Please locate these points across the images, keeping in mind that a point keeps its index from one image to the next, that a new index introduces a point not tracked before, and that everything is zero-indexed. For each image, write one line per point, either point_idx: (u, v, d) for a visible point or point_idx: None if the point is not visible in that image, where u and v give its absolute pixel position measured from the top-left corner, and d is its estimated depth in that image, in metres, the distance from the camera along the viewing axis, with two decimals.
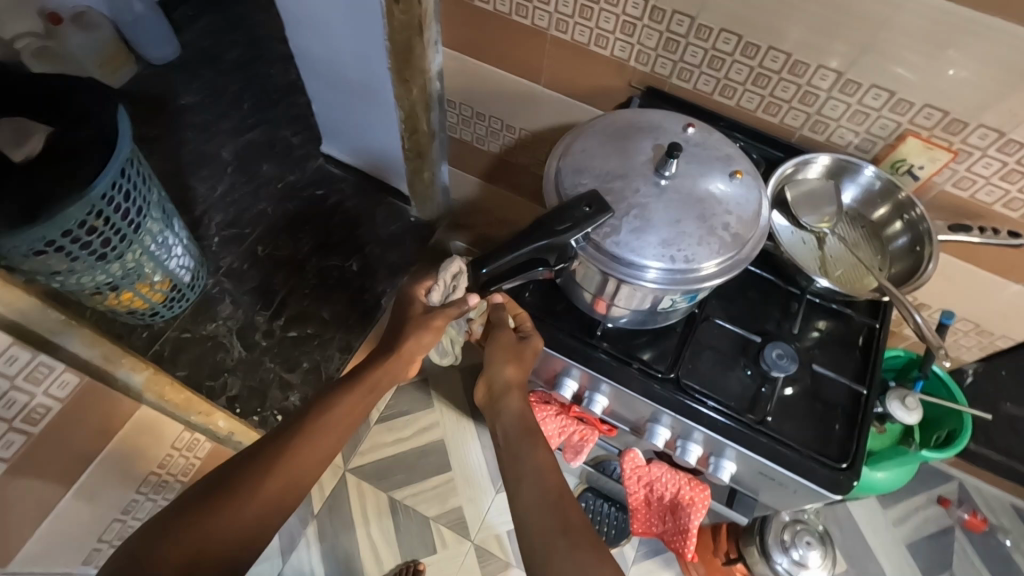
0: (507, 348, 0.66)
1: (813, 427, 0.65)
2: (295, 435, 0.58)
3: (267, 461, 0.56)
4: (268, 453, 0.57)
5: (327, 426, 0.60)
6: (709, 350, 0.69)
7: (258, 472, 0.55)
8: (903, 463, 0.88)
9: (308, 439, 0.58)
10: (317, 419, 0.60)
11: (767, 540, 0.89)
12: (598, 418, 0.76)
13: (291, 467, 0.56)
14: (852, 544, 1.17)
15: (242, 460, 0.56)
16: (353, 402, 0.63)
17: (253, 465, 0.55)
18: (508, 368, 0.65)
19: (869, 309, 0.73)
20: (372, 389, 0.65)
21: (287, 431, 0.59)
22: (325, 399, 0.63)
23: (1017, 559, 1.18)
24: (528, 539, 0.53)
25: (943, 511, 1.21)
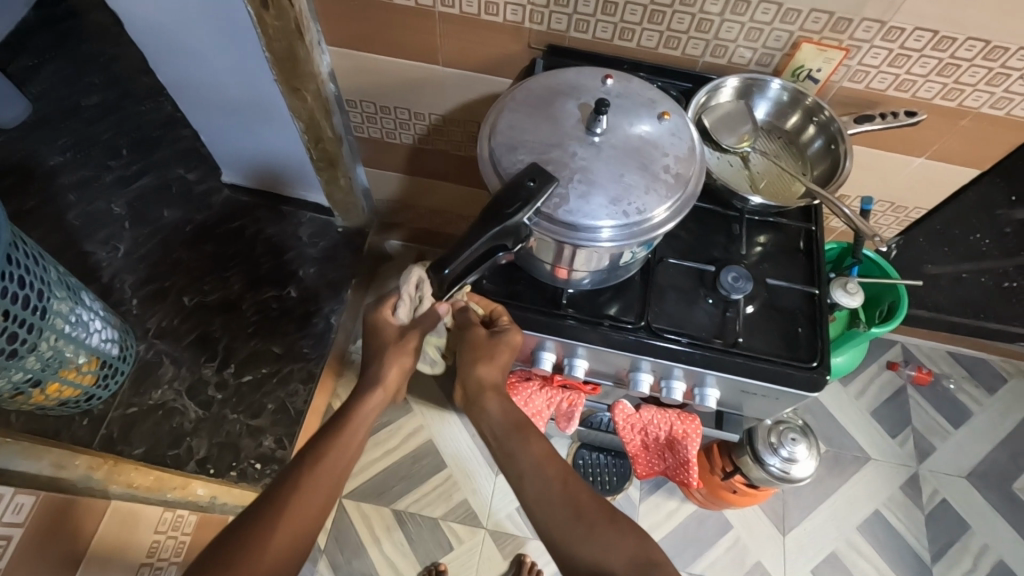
0: (482, 348, 0.65)
1: (781, 337, 0.69)
2: (292, 489, 0.55)
3: (266, 523, 0.53)
4: (267, 514, 0.53)
5: (324, 467, 0.58)
6: (670, 289, 0.71)
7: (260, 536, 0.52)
8: (857, 344, 0.94)
9: (307, 487, 0.56)
10: (312, 464, 0.58)
11: (757, 447, 0.94)
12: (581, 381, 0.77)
13: (288, 528, 0.53)
14: (826, 426, 1.26)
15: (242, 524, 0.53)
16: (343, 445, 0.60)
17: (253, 530, 0.52)
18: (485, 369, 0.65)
19: (803, 214, 0.77)
20: (360, 423, 0.63)
21: (284, 481, 0.56)
22: (318, 445, 0.60)
23: (964, 398, 1.31)
24: (556, 527, 0.54)
25: (894, 374, 1.32)
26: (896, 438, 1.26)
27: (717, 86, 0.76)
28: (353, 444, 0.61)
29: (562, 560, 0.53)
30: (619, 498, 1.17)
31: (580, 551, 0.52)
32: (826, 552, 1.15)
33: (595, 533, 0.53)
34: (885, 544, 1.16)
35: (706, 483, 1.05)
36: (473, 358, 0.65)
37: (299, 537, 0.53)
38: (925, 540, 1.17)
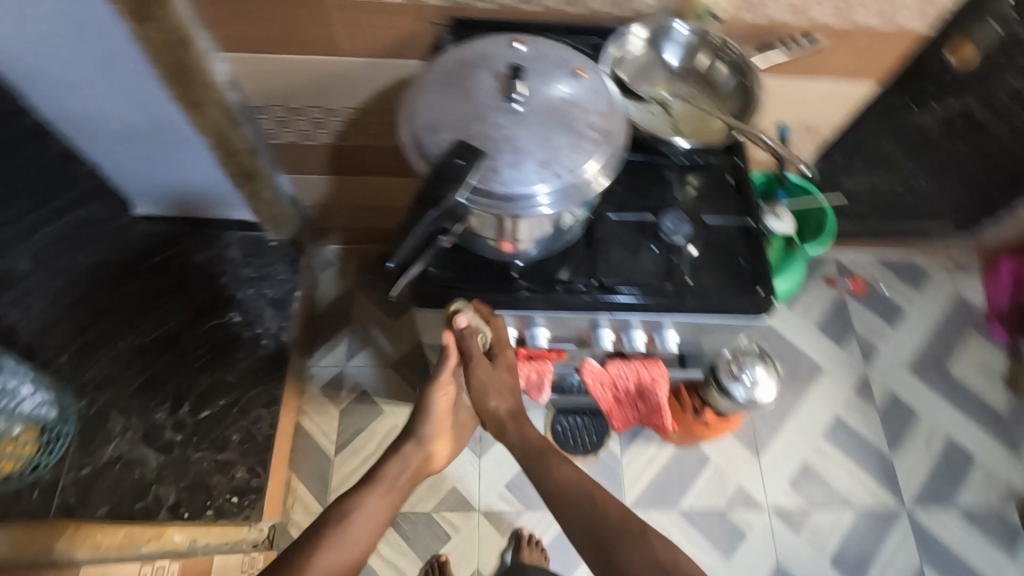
0: (490, 380, 0.65)
1: (727, 270, 0.71)
2: (321, 537, 0.58)
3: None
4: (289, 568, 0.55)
5: (329, 563, 0.56)
6: (615, 243, 0.71)
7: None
8: (795, 266, 1.00)
9: (328, 545, 0.57)
10: (334, 536, 0.58)
11: (721, 380, 0.96)
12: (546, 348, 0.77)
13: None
14: (780, 348, 1.33)
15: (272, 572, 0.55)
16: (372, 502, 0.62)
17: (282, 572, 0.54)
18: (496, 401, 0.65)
19: (728, 149, 0.79)
20: (391, 483, 0.65)
21: (304, 551, 0.57)
22: (349, 501, 0.62)
23: (897, 298, 1.41)
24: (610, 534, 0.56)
25: (832, 288, 1.41)
26: (843, 347, 1.34)
27: (621, 40, 0.77)
28: (362, 531, 0.60)
29: None
30: (601, 456, 1.20)
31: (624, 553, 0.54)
32: (798, 464, 1.22)
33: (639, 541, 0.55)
34: (848, 445, 1.25)
35: (679, 420, 1.09)
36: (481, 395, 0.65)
37: None
38: (882, 433, 1.26)
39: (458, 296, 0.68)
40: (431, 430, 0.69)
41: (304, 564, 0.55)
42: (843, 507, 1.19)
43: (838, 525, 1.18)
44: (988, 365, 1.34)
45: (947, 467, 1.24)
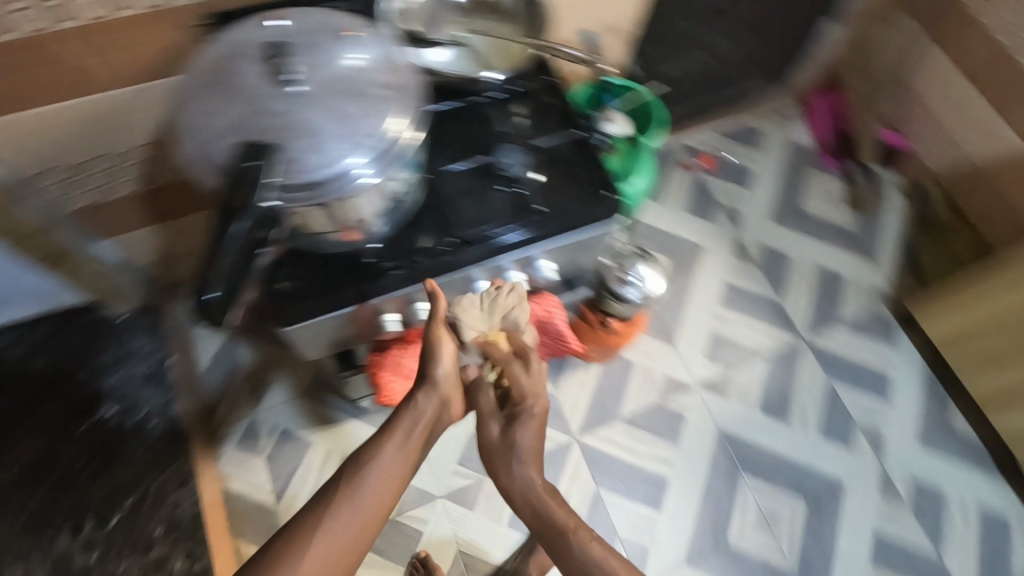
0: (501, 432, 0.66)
1: (575, 186, 0.70)
2: (332, 505, 0.57)
3: (297, 542, 0.55)
4: (299, 537, 0.55)
5: (340, 525, 0.57)
6: (462, 194, 0.69)
7: (297, 546, 0.55)
8: (641, 164, 1.02)
9: (340, 513, 0.57)
10: (345, 497, 0.58)
11: (611, 285, 0.98)
12: None
13: (319, 546, 0.55)
14: (660, 241, 1.41)
15: (286, 532, 0.56)
16: (390, 462, 0.61)
17: (289, 541, 0.55)
18: (499, 461, 0.66)
19: (536, 69, 0.77)
20: (408, 436, 0.63)
21: (314, 515, 0.57)
22: (364, 456, 0.61)
23: (743, 161, 1.52)
24: None
25: (686, 171, 1.50)
26: (713, 222, 1.44)
27: None
28: (379, 496, 0.59)
29: None
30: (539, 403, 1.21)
31: None
32: (709, 338, 1.31)
33: None
34: (743, 304, 1.36)
35: (591, 335, 1.12)
36: (493, 445, 0.66)
37: (328, 552, 0.55)
38: (767, 285, 1.38)
39: (311, 307, 0.63)
40: (444, 379, 0.65)
41: (314, 525, 0.56)
42: (756, 361, 1.30)
43: (757, 377, 1.29)
44: (831, 194, 1.50)
45: (825, 292, 1.38)
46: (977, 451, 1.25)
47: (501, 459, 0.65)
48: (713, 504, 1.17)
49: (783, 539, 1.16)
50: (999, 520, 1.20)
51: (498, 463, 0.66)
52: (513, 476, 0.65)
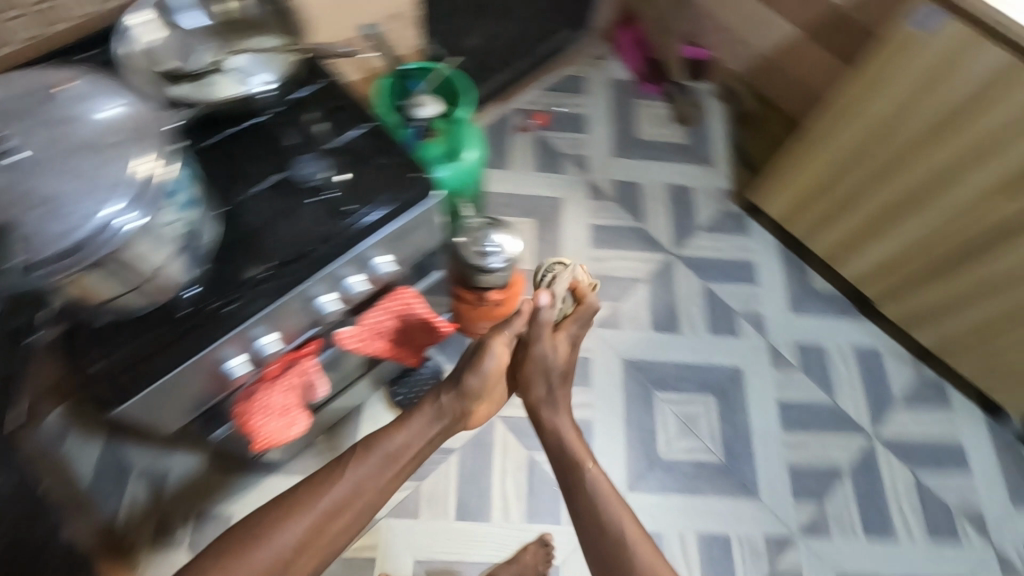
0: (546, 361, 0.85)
1: (383, 175, 0.69)
2: (334, 477, 0.73)
3: (295, 506, 0.70)
4: (301, 500, 0.71)
5: (339, 492, 0.72)
6: (270, 217, 0.66)
7: (298, 511, 0.70)
8: (465, 136, 1.05)
9: (344, 480, 0.73)
10: (354, 467, 0.74)
11: (470, 257, 0.99)
12: (286, 348, 0.72)
13: (313, 510, 0.70)
14: (520, 205, 1.45)
15: (287, 498, 0.71)
16: (399, 444, 0.77)
17: (287, 506, 0.70)
18: (536, 382, 0.86)
19: (309, 73, 0.74)
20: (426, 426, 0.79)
21: (315, 484, 0.72)
22: (373, 438, 0.77)
23: (573, 109, 1.59)
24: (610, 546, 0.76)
25: (524, 133, 1.55)
26: (562, 174, 1.50)
27: (127, 37, 0.66)
28: (384, 470, 0.75)
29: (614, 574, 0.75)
30: None
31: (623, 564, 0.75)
32: None
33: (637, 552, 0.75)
34: (611, 239, 1.43)
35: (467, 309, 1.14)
36: (540, 368, 0.85)
37: (324, 515, 0.71)
38: (627, 215, 1.46)
39: (134, 379, 0.59)
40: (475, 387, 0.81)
41: (316, 494, 0.71)
42: (636, 287, 1.38)
43: (642, 301, 1.37)
44: (660, 116, 1.60)
45: (678, 206, 1.49)
46: (833, 297, 1.41)
47: (536, 383, 0.87)
48: (636, 427, 1.24)
49: (704, 435, 1.25)
50: (871, 352, 1.35)
51: (539, 392, 0.87)
52: (551, 413, 0.88)
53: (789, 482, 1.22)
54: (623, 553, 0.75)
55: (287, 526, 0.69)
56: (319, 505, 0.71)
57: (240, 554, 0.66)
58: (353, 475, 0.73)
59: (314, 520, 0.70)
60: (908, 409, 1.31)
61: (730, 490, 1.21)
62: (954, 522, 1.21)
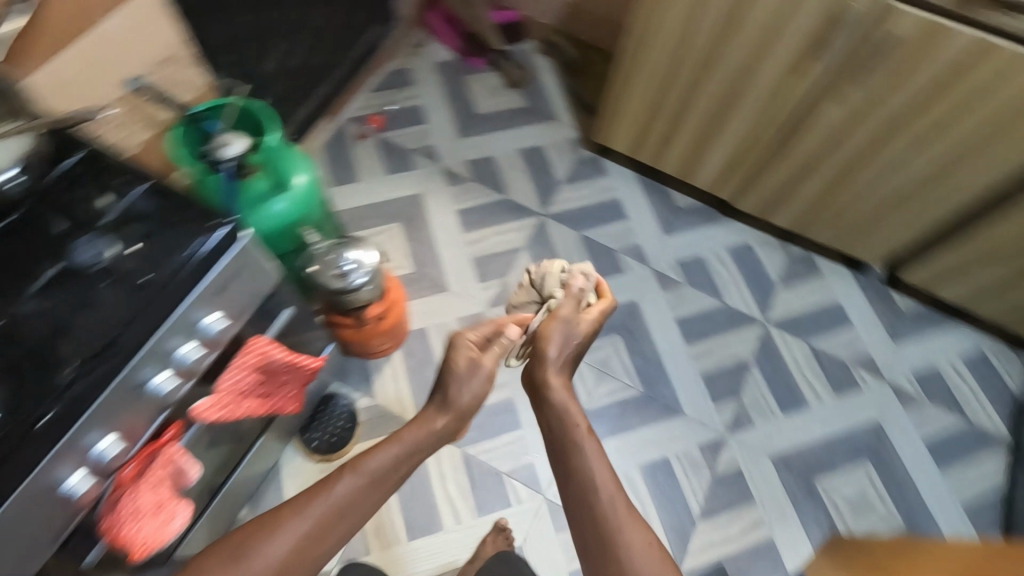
0: (567, 326, 0.78)
1: (178, 233, 0.64)
2: (330, 488, 0.67)
3: (286, 520, 0.64)
4: (291, 516, 0.64)
5: (335, 503, 0.66)
6: (60, 315, 0.59)
7: (286, 525, 0.64)
8: (285, 162, 0.99)
9: (341, 493, 0.67)
10: (352, 478, 0.67)
11: (330, 286, 0.96)
12: (136, 446, 0.66)
13: (302, 528, 0.64)
14: (381, 213, 1.42)
15: (275, 514, 0.65)
16: (407, 450, 0.71)
17: (277, 519, 0.64)
18: (552, 342, 0.76)
19: (61, 148, 0.68)
20: (426, 428, 0.73)
21: (308, 500, 0.66)
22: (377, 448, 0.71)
23: (406, 103, 1.56)
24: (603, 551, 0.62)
25: (364, 140, 1.50)
26: (414, 170, 1.48)
27: None
28: (387, 476, 0.70)
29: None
30: (365, 419, 1.22)
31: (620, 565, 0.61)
32: (471, 265, 1.38)
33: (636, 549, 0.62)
34: (480, 218, 1.43)
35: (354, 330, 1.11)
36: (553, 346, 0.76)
37: (314, 528, 0.65)
38: (489, 191, 1.47)
39: None
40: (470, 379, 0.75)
41: (307, 506, 0.65)
42: (517, 257, 1.39)
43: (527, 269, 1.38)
44: (492, 87, 1.60)
45: (534, 167, 1.51)
46: (699, 209, 1.49)
47: (553, 345, 0.76)
48: None
49: (619, 374, 1.29)
50: (743, 249, 1.45)
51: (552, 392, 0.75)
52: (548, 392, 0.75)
53: (705, 390, 1.29)
54: (616, 552, 0.62)
55: (268, 548, 0.62)
56: (303, 523, 0.64)
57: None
58: (342, 489, 0.67)
59: (300, 541, 0.63)
60: (787, 289, 1.41)
61: (657, 416, 1.26)
62: (851, 373, 1.33)
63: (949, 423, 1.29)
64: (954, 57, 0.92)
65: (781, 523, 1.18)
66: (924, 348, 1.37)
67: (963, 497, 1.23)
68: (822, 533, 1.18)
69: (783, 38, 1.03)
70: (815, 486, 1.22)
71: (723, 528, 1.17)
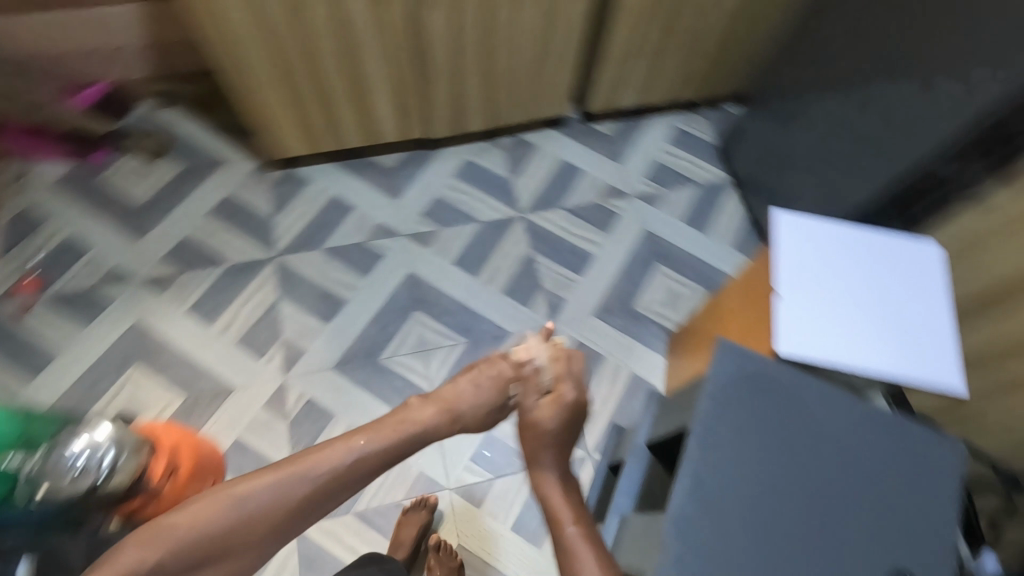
0: (558, 404, 0.87)
1: None
2: (343, 456, 0.73)
3: (296, 475, 0.70)
4: (300, 478, 0.70)
5: (331, 475, 0.72)
6: None
7: (295, 478, 0.70)
8: None
9: (350, 461, 0.73)
10: (360, 451, 0.75)
11: (57, 498, 0.80)
12: None
13: (300, 488, 0.70)
14: (108, 366, 1.21)
15: (285, 470, 0.70)
16: (411, 431, 0.81)
17: (284, 475, 0.70)
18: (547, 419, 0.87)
19: None
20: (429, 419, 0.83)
21: (321, 468, 0.72)
22: (395, 428, 0.80)
23: (52, 242, 1.31)
24: None
25: (32, 310, 1.24)
26: (113, 302, 1.27)
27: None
28: (386, 453, 0.77)
29: None
30: None
31: None
32: (240, 348, 1.25)
33: None
34: (218, 300, 1.29)
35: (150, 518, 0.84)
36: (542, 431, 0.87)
37: (308, 489, 0.70)
38: (208, 269, 1.32)
39: None
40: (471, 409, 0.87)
41: (314, 471, 0.71)
42: (280, 309, 1.29)
43: (296, 312, 1.29)
44: (137, 170, 1.40)
45: (236, 218, 1.38)
46: (409, 158, 1.49)
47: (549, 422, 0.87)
48: (397, 394, 1.23)
49: (439, 341, 1.29)
50: (466, 167, 1.49)
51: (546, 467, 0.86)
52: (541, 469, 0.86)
53: (514, 300, 1.34)
54: None
55: (251, 497, 0.67)
56: (296, 477, 0.70)
57: (200, 524, 0.65)
58: (363, 449, 0.75)
59: (302, 492, 0.70)
60: (520, 176, 1.50)
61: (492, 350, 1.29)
62: (606, 208, 1.47)
63: (689, 195, 1.51)
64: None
65: (632, 357, 1.31)
66: (641, 152, 1.56)
67: (729, 241, 1.46)
68: (662, 340, 1.33)
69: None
70: (636, 309, 1.36)
71: (597, 394, 1.26)
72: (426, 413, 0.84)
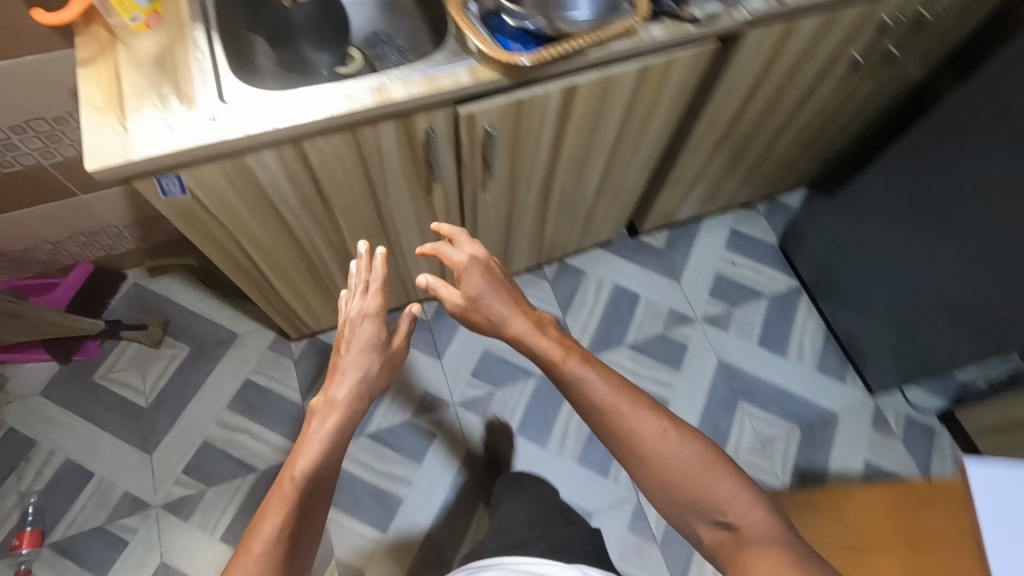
0: (498, 290, 0.67)
1: None
2: (304, 456, 0.60)
3: (277, 535, 0.54)
4: (288, 527, 0.55)
5: (315, 496, 0.58)
6: None
7: (283, 535, 0.55)
8: None
9: (303, 449, 0.61)
10: (308, 432, 0.62)
11: None
12: None
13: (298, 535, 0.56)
14: None
15: (274, 535, 0.54)
16: (343, 357, 0.67)
17: (281, 537, 0.54)
18: None
19: None
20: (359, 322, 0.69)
21: (298, 493, 0.57)
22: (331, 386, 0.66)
23: (50, 472, 1.11)
24: (646, 439, 0.59)
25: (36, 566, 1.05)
26: (128, 543, 1.07)
27: None
28: (326, 410, 0.64)
29: (669, 477, 0.58)
30: None
31: (676, 470, 0.57)
32: None
33: (642, 415, 0.60)
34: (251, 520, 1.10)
35: None
36: (490, 295, 0.67)
37: (295, 523, 0.56)
38: (237, 482, 1.13)
39: None
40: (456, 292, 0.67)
41: (294, 509, 0.56)
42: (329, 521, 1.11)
43: (348, 523, 1.11)
44: (137, 359, 1.21)
45: (262, 409, 1.19)
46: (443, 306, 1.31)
47: None
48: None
49: None
50: None
51: (515, 321, 0.67)
52: (517, 332, 0.66)
53: (592, 472, 1.18)
54: (655, 469, 0.58)
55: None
56: (280, 537, 0.54)
57: None
58: (304, 474, 0.58)
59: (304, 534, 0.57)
60: (573, 312, 1.33)
61: None
62: (672, 339, 1.32)
63: (759, 312, 1.36)
64: (556, 98, 0.74)
65: None
66: (699, 265, 1.40)
67: (812, 362, 1.32)
68: None
69: (383, 172, 0.77)
70: None
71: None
72: (325, 423, 0.63)
